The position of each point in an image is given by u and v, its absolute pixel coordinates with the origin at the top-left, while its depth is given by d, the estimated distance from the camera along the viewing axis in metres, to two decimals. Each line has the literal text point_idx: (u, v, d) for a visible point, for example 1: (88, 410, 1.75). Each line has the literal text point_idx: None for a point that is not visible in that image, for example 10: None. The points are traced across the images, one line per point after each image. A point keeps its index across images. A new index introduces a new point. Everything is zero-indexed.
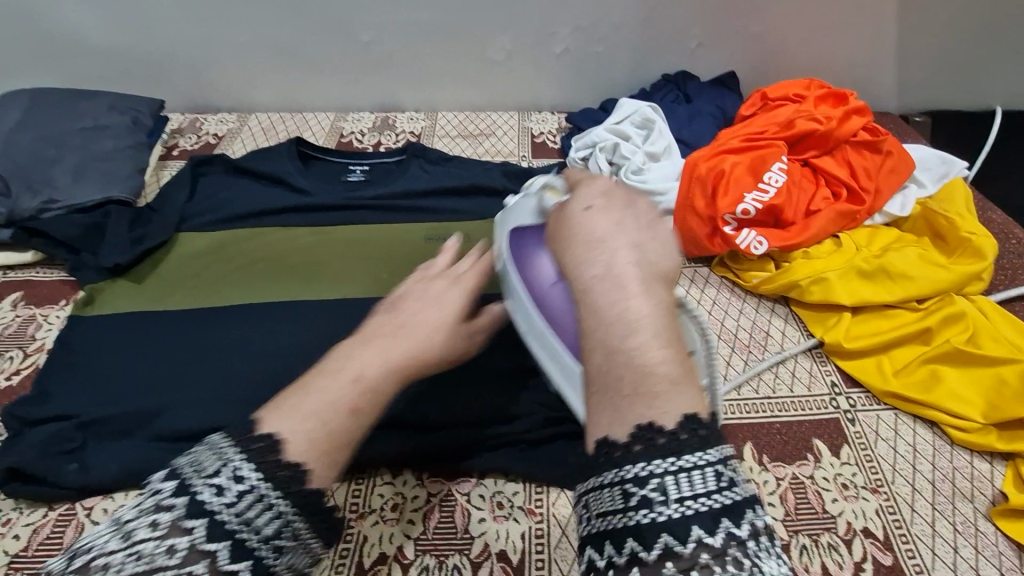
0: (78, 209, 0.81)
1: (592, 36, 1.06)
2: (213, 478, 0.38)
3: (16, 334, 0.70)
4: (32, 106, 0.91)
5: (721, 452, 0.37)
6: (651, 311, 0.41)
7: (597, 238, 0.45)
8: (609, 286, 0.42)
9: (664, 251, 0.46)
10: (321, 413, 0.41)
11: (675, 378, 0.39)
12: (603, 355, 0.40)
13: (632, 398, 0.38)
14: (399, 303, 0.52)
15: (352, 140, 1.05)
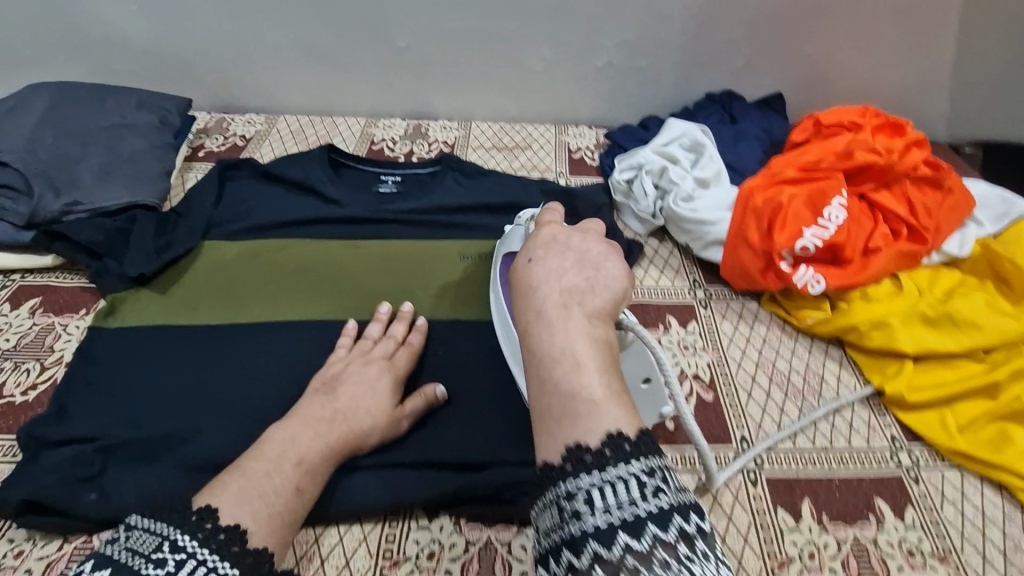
0: (102, 212, 0.78)
1: (637, 51, 1.02)
2: (152, 554, 0.40)
3: (33, 344, 0.67)
4: (57, 101, 0.88)
5: (647, 460, 0.38)
6: (580, 343, 0.43)
7: (535, 283, 0.48)
8: (540, 323, 0.45)
9: (601, 285, 0.47)
10: (266, 494, 0.48)
11: (599, 399, 0.41)
12: (537, 386, 0.43)
13: (561, 421, 0.41)
14: (333, 385, 0.60)
15: (384, 148, 1.01)
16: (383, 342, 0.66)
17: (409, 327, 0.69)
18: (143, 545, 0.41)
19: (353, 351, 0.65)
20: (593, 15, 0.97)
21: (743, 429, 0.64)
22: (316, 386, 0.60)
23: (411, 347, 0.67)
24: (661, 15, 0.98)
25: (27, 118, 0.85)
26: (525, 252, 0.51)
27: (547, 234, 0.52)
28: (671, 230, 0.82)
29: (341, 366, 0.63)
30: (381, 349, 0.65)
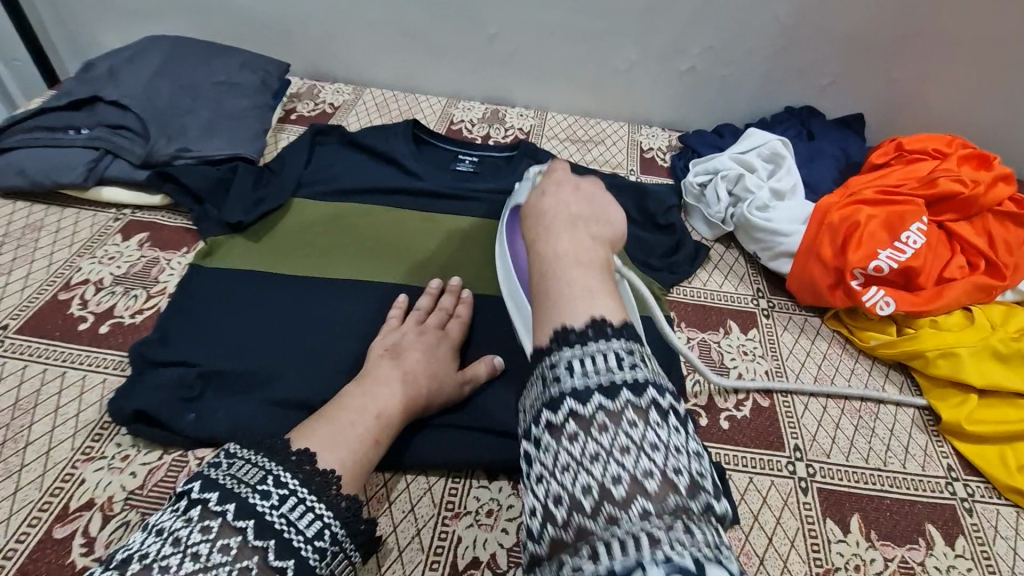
0: (208, 160, 0.84)
1: (722, 58, 1.02)
2: (257, 485, 0.43)
3: (141, 274, 0.73)
4: (172, 54, 0.94)
5: (628, 341, 0.41)
6: (580, 250, 0.49)
7: (544, 209, 0.55)
8: (548, 234, 0.51)
9: (605, 218, 0.54)
10: (352, 444, 0.50)
11: (591, 290, 0.45)
12: (538, 281, 0.48)
13: (553, 308, 0.44)
14: (397, 349, 0.62)
15: (462, 129, 1.04)
16: (436, 314, 0.69)
17: (455, 300, 0.71)
18: (245, 475, 0.43)
19: (407, 322, 0.67)
20: (684, 18, 0.98)
21: (797, 438, 0.66)
22: (378, 348, 0.62)
23: (461, 319, 0.70)
24: (752, 25, 0.98)
25: (145, 68, 0.91)
26: (540, 188, 0.58)
27: (557, 175, 0.59)
28: (740, 237, 0.83)
29: (399, 333, 0.65)
30: (434, 320, 0.68)
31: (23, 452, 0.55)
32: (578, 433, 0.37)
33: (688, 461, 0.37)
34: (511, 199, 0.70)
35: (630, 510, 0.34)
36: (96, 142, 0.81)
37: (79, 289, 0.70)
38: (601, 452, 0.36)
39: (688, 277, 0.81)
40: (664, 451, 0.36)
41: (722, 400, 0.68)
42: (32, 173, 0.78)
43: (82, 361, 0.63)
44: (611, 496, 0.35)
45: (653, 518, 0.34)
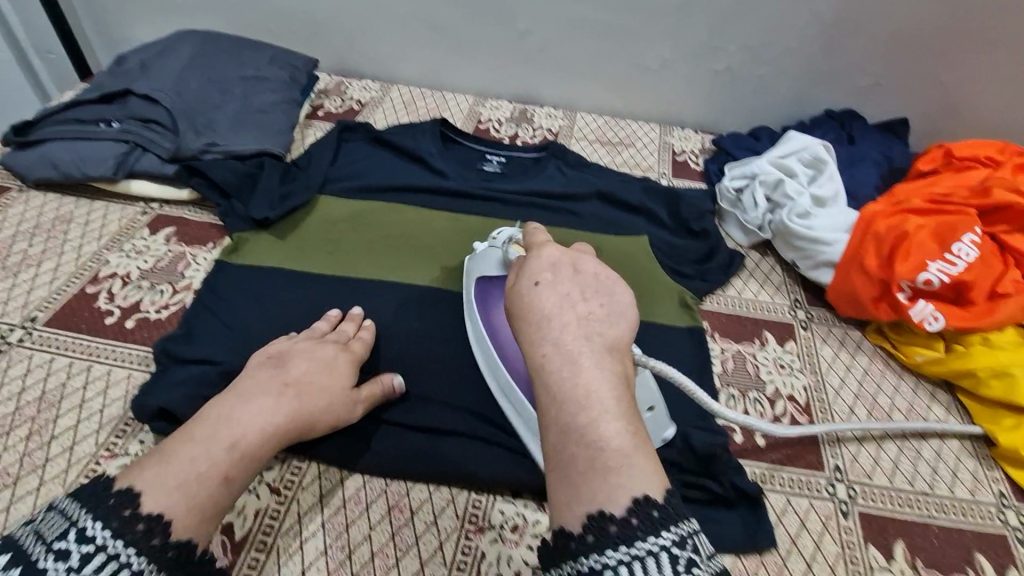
0: (235, 156, 0.83)
1: (760, 58, 0.99)
2: (55, 543, 0.40)
3: (167, 269, 0.72)
4: (202, 48, 0.94)
5: (680, 530, 0.35)
6: (600, 382, 0.41)
7: (545, 316, 0.46)
8: (559, 359, 0.43)
9: (614, 315, 0.46)
10: (185, 484, 0.45)
11: (625, 449, 0.38)
12: (555, 431, 0.40)
13: (580, 480, 0.38)
14: (282, 361, 0.57)
15: (489, 129, 1.02)
16: (336, 331, 0.64)
17: (358, 325, 0.66)
18: (48, 531, 0.40)
19: (300, 338, 0.62)
20: (721, 15, 0.95)
21: (836, 458, 0.62)
22: (260, 360, 0.57)
23: (364, 338, 0.65)
24: (792, 23, 0.94)
25: (175, 62, 0.91)
26: (531, 278, 0.49)
27: (549, 259, 0.50)
28: (778, 245, 0.80)
29: (289, 344, 0.60)
30: (333, 336, 0.63)
31: (47, 446, 0.55)
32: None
33: None
34: (474, 268, 0.67)
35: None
36: (126, 135, 0.81)
37: (107, 282, 0.70)
38: None
39: (722, 286, 0.78)
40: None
41: (758, 415, 0.65)
42: (63, 165, 0.78)
43: (108, 356, 0.62)
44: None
45: None
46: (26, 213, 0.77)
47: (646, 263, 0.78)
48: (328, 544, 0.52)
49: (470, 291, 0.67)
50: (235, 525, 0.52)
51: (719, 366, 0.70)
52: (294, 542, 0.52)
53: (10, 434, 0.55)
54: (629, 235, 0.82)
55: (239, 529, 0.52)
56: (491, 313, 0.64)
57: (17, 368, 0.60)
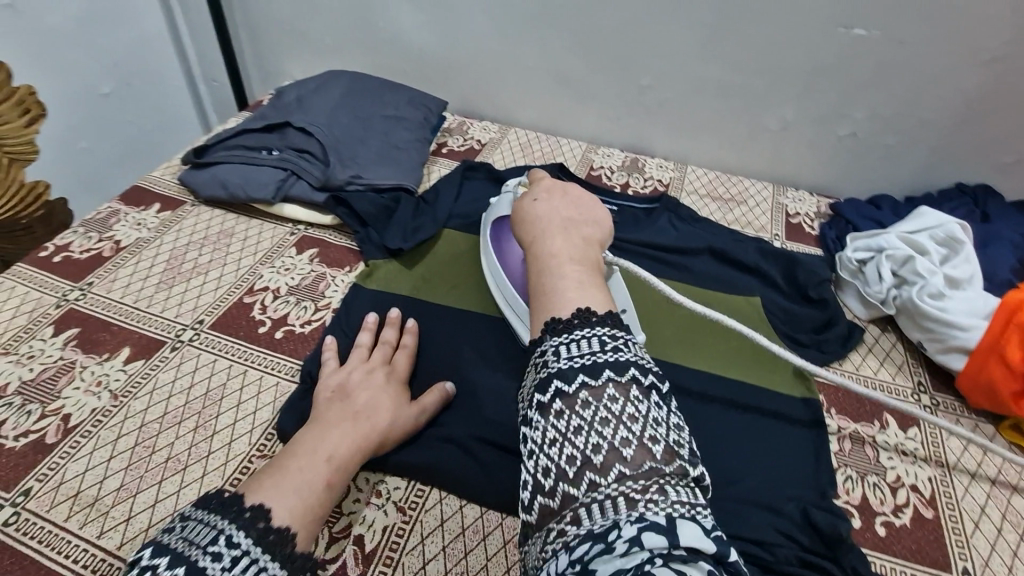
0: (375, 188, 0.91)
1: (889, 126, 0.96)
2: (209, 546, 0.44)
3: (310, 287, 0.80)
4: (351, 88, 1.05)
5: (611, 328, 0.48)
6: (569, 252, 0.57)
7: (537, 214, 0.63)
8: (543, 237, 0.59)
9: (592, 219, 0.63)
10: (300, 488, 0.51)
11: (580, 287, 0.53)
12: (535, 280, 0.56)
13: (545, 303, 0.53)
14: (345, 391, 0.62)
15: (602, 175, 1.06)
16: (381, 348, 0.69)
17: (400, 330, 0.72)
18: (197, 536, 0.45)
19: (352, 360, 0.67)
20: (850, 84, 0.94)
21: (966, 561, 0.59)
22: (326, 395, 0.62)
23: (406, 348, 0.70)
24: (928, 96, 0.92)
25: (328, 99, 1.02)
26: (531, 196, 0.66)
27: (546, 183, 0.67)
28: (904, 322, 0.77)
29: (345, 373, 0.65)
30: (379, 354, 0.68)
31: (210, 440, 0.62)
32: (565, 409, 0.44)
33: (664, 431, 0.44)
34: (491, 210, 0.81)
35: (609, 474, 0.41)
36: (284, 163, 0.90)
37: (261, 295, 0.78)
38: (584, 424, 0.43)
39: (839, 359, 0.76)
40: (643, 422, 0.43)
41: (877, 502, 0.63)
42: (230, 186, 0.89)
43: (261, 363, 0.70)
44: (593, 462, 0.42)
45: (628, 479, 0.41)
46: (197, 225, 0.88)
47: (758, 327, 0.78)
48: (448, 569, 0.55)
49: (483, 229, 0.81)
50: (365, 538, 0.57)
51: (835, 445, 0.68)
52: (417, 562, 0.55)
53: (181, 425, 0.63)
54: (740, 296, 0.82)
55: (370, 542, 0.56)
56: (500, 240, 0.79)
57: (188, 365, 0.69)
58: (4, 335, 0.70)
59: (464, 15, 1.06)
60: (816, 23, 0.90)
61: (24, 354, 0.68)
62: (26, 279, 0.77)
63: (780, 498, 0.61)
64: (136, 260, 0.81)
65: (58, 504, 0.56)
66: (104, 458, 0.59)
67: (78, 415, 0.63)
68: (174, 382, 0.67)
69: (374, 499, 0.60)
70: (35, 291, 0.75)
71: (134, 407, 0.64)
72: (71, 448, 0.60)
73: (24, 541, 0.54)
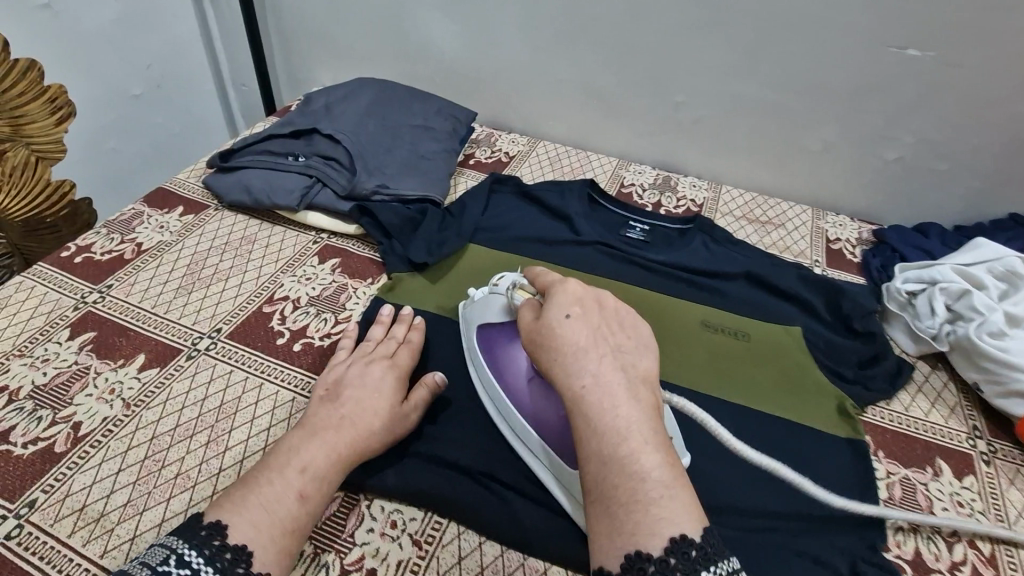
0: (401, 199, 0.89)
1: (939, 152, 0.92)
2: (160, 567, 0.43)
3: (331, 298, 0.78)
4: (380, 95, 1.03)
5: (712, 566, 0.41)
6: (637, 422, 0.47)
7: (576, 348, 0.51)
8: (599, 394, 0.48)
9: (642, 346, 0.53)
10: (266, 502, 0.50)
11: (667, 483, 0.44)
12: (599, 470, 0.46)
13: (625, 519, 0.43)
14: (337, 392, 0.61)
15: (632, 193, 1.02)
16: (385, 343, 0.68)
17: (409, 327, 0.71)
18: (153, 558, 0.44)
19: (355, 354, 0.66)
20: (897, 106, 0.90)
21: None
22: (318, 394, 0.61)
23: (410, 345, 0.68)
24: (981, 120, 0.87)
25: (356, 106, 1.00)
26: (561, 310, 0.54)
27: (574, 293, 0.55)
28: (957, 360, 0.72)
29: (341, 370, 0.64)
30: (382, 349, 0.67)
31: (221, 456, 0.59)
32: None
33: None
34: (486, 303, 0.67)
35: None
36: (310, 170, 0.89)
37: (280, 304, 0.76)
38: None
39: (886, 398, 0.71)
40: None
41: (932, 558, 0.58)
42: (255, 191, 0.87)
43: (277, 376, 0.67)
44: None
45: None
46: (220, 231, 0.86)
47: (800, 359, 0.74)
48: None
49: (472, 335, 0.68)
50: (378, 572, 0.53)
51: (884, 492, 0.63)
52: None
53: (192, 439, 0.60)
54: (780, 325, 0.77)
55: None
56: (494, 349, 0.65)
57: (203, 375, 0.66)
58: (20, 337, 0.68)
59: (497, 26, 1.04)
60: (864, 42, 0.86)
61: (39, 357, 0.66)
62: (45, 279, 0.75)
63: (815, 544, 0.57)
64: (156, 263, 0.80)
65: (62, 519, 0.53)
66: (113, 471, 0.57)
67: (89, 423, 0.61)
68: (189, 393, 0.64)
69: (389, 530, 0.56)
70: (54, 293, 0.74)
71: (146, 418, 0.62)
72: (80, 459, 0.58)
73: (25, 557, 0.51)
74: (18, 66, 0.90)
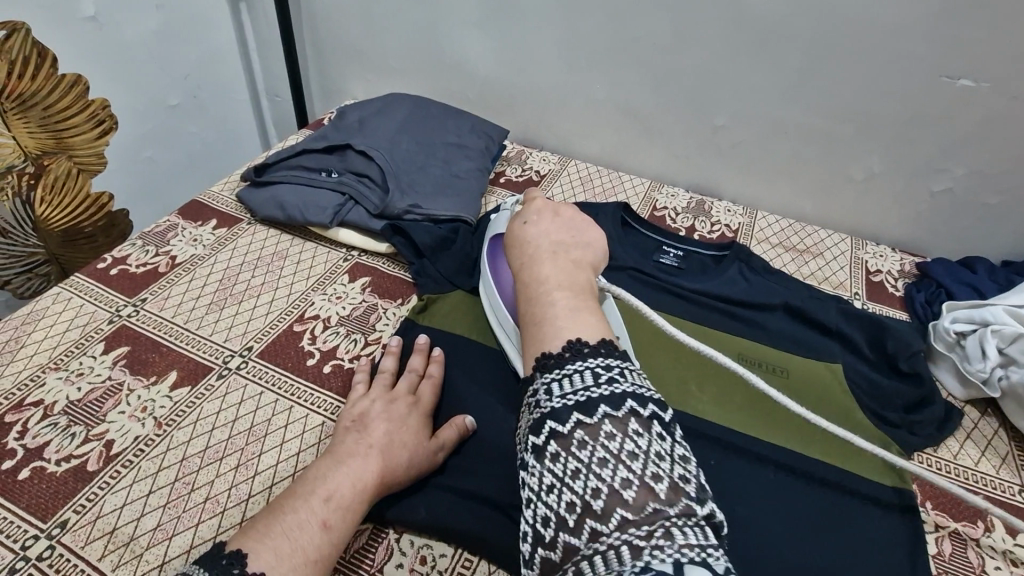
0: (434, 219, 0.88)
1: (992, 184, 0.88)
2: None
3: (361, 319, 0.77)
4: (414, 111, 1.03)
5: (605, 357, 0.46)
6: (562, 280, 0.56)
7: (525, 237, 0.62)
8: (533, 263, 0.58)
9: (585, 242, 0.62)
10: (290, 530, 0.49)
11: (577, 316, 0.51)
12: (527, 310, 0.54)
13: (539, 337, 0.50)
14: (361, 423, 0.60)
15: (666, 216, 1.00)
16: (406, 377, 0.66)
17: (427, 359, 0.70)
18: None
19: (376, 388, 0.65)
20: (947, 136, 0.87)
21: None
22: (343, 425, 0.61)
23: (432, 379, 0.67)
24: None
25: (389, 121, 1.00)
26: (523, 216, 0.66)
27: (537, 204, 0.67)
28: (1010, 407, 0.70)
29: (368, 401, 0.63)
30: (404, 383, 0.65)
31: (251, 481, 0.59)
32: (559, 453, 0.42)
33: (668, 468, 0.41)
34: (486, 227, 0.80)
35: (609, 522, 0.39)
36: (343, 187, 0.89)
37: (311, 323, 0.76)
38: (581, 468, 0.41)
39: (934, 444, 0.69)
40: (643, 459, 0.41)
41: None
42: (288, 208, 0.87)
43: (307, 399, 0.67)
44: (592, 511, 0.39)
45: (630, 526, 0.38)
46: (252, 245, 0.86)
47: (842, 400, 0.71)
48: None
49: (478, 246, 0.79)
50: None
51: (933, 547, 0.60)
52: None
53: (222, 462, 0.60)
54: (820, 362, 0.75)
55: None
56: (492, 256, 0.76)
57: (233, 396, 0.66)
58: (55, 350, 0.69)
59: (534, 44, 1.04)
60: (915, 70, 0.84)
61: (74, 371, 0.67)
62: (82, 290, 0.76)
63: None
64: (189, 277, 0.80)
65: (93, 541, 0.53)
66: (143, 492, 0.57)
67: (121, 442, 0.61)
68: (219, 413, 0.64)
69: (419, 566, 0.55)
70: (91, 305, 0.74)
71: (177, 438, 0.62)
72: (112, 478, 0.58)
73: None
74: (64, 81, 0.91)
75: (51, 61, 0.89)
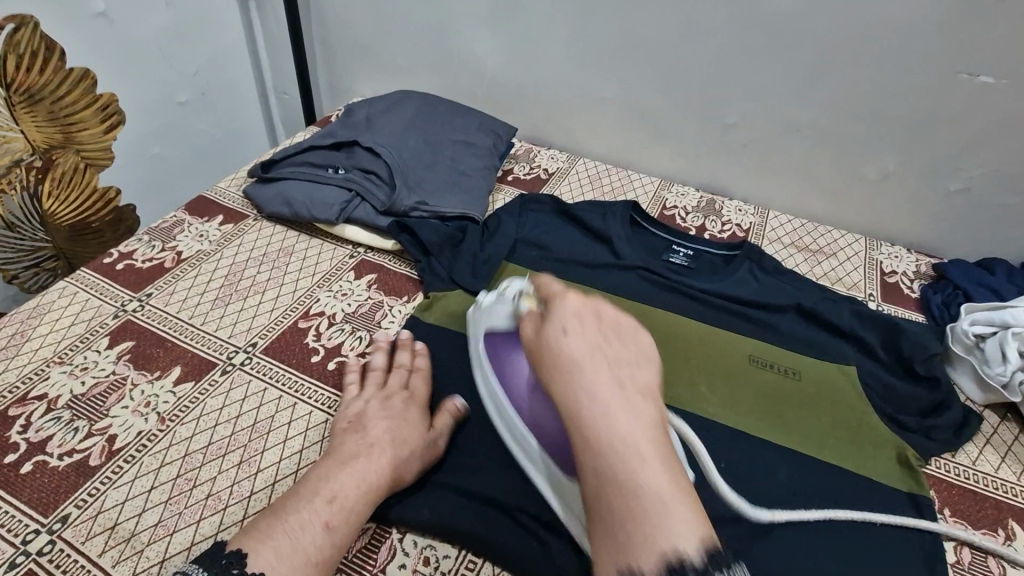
0: (441, 217, 0.88)
1: (1013, 185, 0.86)
2: None
3: (366, 316, 0.76)
4: (421, 109, 1.02)
5: None
6: (636, 435, 0.51)
7: (574, 359, 0.55)
8: (598, 410, 0.52)
9: (643, 365, 0.57)
10: (291, 530, 0.48)
11: (669, 499, 0.47)
12: (602, 486, 0.49)
13: (634, 532, 0.46)
14: (363, 422, 0.59)
15: (675, 216, 0.99)
16: (395, 372, 0.66)
17: (412, 353, 0.69)
18: None
19: (369, 386, 0.64)
20: (966, 136, 0.85)
21: None
22: (344, 424, 0.60)
23: (421, 372, 0.67)
24: None
25: (397, 119, 0.99)
26: (559, 325, 0.58)
27: (573, 309, 0.59)
28: None
29: (363, 401, 0.62)
30: (395, 380, 0.65)
31: (253, 478, 0.58)
32: None
33: None
34: (480, 318, 0.68)
35: None
36: (350, 184, 0.88)
37: (316, 320, 0.75)
38: None
39: (953, 449, 0.67)
40: None
41: None
42: (295, 204, 0.86)
43: (311, 396, 0.66)
44: None
45: None
46: (258, 241, 0.86)
47: (857, 403, 0.69)
48: None
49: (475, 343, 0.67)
50: None
51: (952, 556, 0.58)
52: None
53: (224, 458, 0.59)
54: (834, 364, 0.73)
55: None
56: (498, 357, 0.64)
57: (237, 392, 0.66)
58: (60, 344, 0.68)
59: (543, 42, 1.03)
60: (932, 69, 0.82)
61: (78, 365, 0.66)
62: (88, 285, 0.76)
63: None
64: (195, 273, 0.80)
65: (94, 536, 0.53)
66: (146, 488, 0.56)
67: (124, 437, 0.60)
68: (222, 409, 0.64)
69: (422, 567, 0.54)
70: (97, 300, 0.74)
71: (179, 434, 0.61)
72: (114, 473, 0.57)
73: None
74: (73, 75, 0.92)
75: (58, 55, 0.89)
